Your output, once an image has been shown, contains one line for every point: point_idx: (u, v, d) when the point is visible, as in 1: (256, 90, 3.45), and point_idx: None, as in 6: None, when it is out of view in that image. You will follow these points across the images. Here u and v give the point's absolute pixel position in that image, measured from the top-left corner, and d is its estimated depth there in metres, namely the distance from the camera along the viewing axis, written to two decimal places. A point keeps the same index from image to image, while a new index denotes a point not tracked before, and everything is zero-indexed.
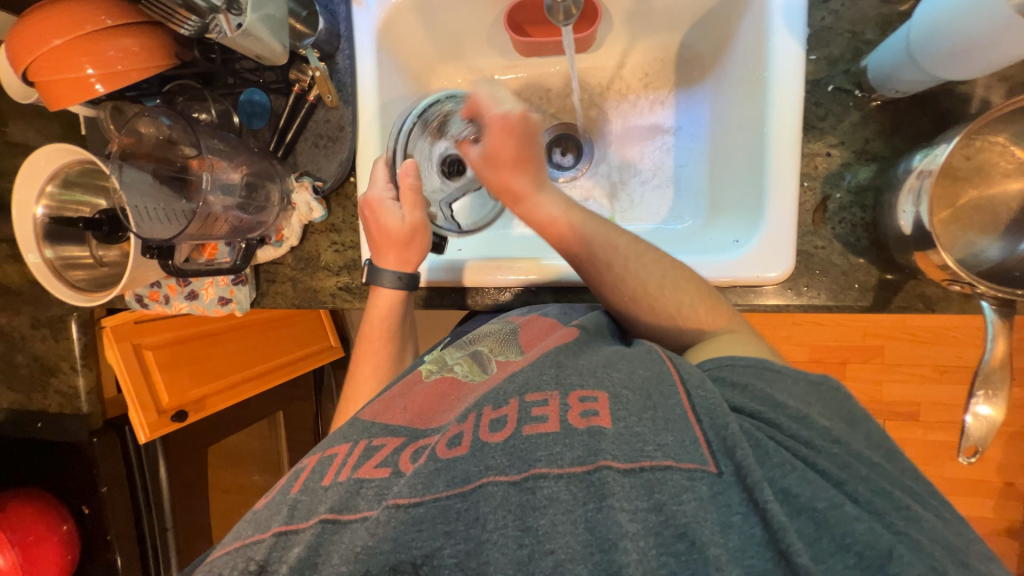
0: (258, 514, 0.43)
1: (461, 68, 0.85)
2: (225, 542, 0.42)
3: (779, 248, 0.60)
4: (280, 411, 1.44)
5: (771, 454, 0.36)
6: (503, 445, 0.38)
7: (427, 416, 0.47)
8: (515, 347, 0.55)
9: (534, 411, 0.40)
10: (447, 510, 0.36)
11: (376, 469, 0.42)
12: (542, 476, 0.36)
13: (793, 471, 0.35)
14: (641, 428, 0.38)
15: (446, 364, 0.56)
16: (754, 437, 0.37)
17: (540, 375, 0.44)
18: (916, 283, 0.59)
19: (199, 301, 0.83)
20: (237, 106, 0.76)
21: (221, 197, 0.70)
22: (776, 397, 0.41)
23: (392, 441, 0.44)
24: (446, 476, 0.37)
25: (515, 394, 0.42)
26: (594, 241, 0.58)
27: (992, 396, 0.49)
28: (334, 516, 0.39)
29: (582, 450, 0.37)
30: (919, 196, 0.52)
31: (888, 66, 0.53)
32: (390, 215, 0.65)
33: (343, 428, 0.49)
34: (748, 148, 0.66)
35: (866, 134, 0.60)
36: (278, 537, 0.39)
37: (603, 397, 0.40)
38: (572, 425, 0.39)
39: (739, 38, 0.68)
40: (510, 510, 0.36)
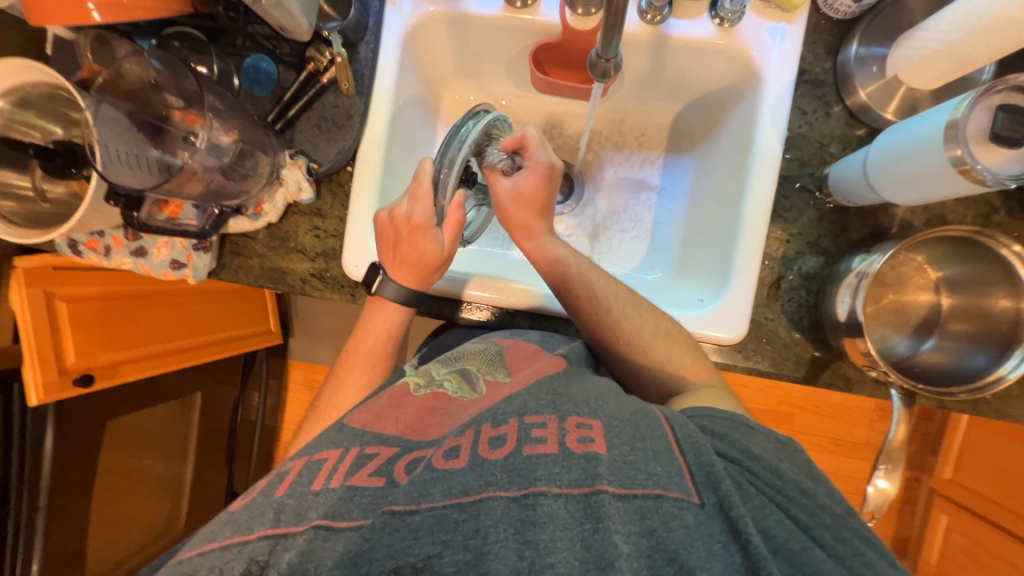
0: (238, 514, 0.43)
1: (474, 86, 0.88)
2: (199, 543, 0.42)
3: (737, 314, 0.67)
4: (198, 392, 1.32)
5: (753, 497, 0.42)
6: (502, 461, 0.41)
7: (421, 429, 0.48)
8: (503, 368, 0.56)
9: (533, 432, 0.43)
10: (444, 519, 0.38)
11: (369, 478, 0.43)
12: (541, 494, 0.39)
13: (771, 514, 0.41)
14: (633, 457, 0.42)
15: (433, 380, 0.56)
16: (736, 481, 0.43)
17: (537, 400, 0.47)
18: (840, 364, 0.68)
19: (146, 259, 0.76)
20: (241, 68, 0.73)
21: (206, 158, 0.66)
22: (751, 448, 0.46)
23: (384, 451, 0.46)
24: (443, 487, 0.40)
25: (515, 415, 0.45)
26: (593, 284, 0.67)
27: (889, 472, 0.58)
28: (328, 522, 0.39)
29: (579, 473, 0.40)
30: (855, 292, 0.61)
31: (847, 180, 0.62)
32: (429, 242, 0.62)
33: (330, 433, 0.49)
34: (721, 221, 0.74)
35: (819, 231, 0.69)
36: (267, 540, 0.40)
37: (598, 426, 0.44)
38: (570, 449, 0.41)
39: (728, 125, 0.76)
40: (510, 524, 0.37)
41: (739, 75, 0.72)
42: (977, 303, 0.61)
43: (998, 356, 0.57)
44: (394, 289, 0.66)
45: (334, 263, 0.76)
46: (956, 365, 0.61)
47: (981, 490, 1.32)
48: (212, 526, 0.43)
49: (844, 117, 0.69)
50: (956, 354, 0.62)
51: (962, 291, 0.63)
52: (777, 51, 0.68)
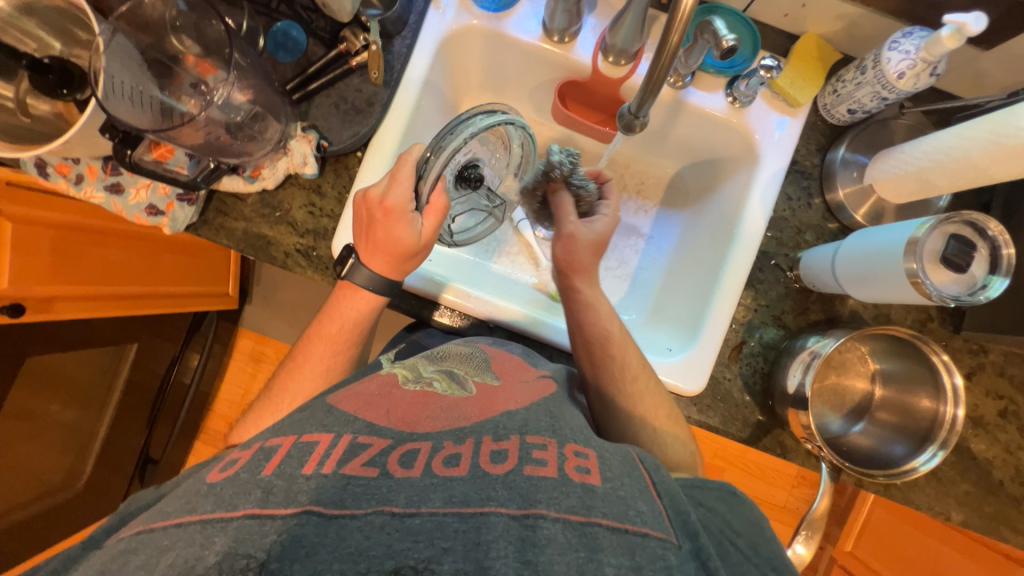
0: (220, 488, 0.43)
1: (494, 103, 0.91)
2: (171, 514, 0.41)
3: (700, 369, 0.72)
4: (134, 344, 1.23)
5: (732, 555, 0.43)
6: (503, 478, 0.43)
7: (412, 421, 0.51)
8: (490, 372, 0.61)
9: (534, 454, 0.46)
10: (443, 526, 0.39)
11: (364, 467, 0.44)
12: (541, 516, 0.40)
13: (743, 575, 0.42)
14: (623, 492, 0.43)
15: (422, 376, 0.60)
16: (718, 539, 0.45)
17: (538, 420, 0.51)
18: (780, 432, 0.73)
19: (120, 197, 0.72)
20: (269, 30, 0.72)
21: (215, 112, 0.64)
22: (732, 520, 0.47)
23: (378, 443, 0.47)
24: (443, 494, 0.41)
25: (517, 432, 0.48)
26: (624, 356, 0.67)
27: (807, 538, 0.63)
28: (321, 509, 0.40)
29: (576, 501, 0.41)
30: (806, 369, 0.67)
31: (816, 267, 0.68)
32: (408, 228, 0.61)
33: (319, 415, 0.51)
34: (699, 280, 0.79)
35: (784, 307, 0.76)
36: (252, 519, 0.39)
37: (593, 457, 0.47)
38: (567, 475, 0.44)
39: (721, 193, 0.83)
40: (510, 542, 0.38)
41: (740, 151, 0.79)
42: (903, 399, 0.68)
43: (914, 449, 0.65)
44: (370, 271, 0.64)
45: (322, 242, 0.75)
46: (879, 451, 0.68)
47: (875, 567, 1.44)
48: (190, 497, 0.43)
49: (822, 210, 0.77)
50: (880, 441, 0.69)
51: (893, 385, 0.70)
52: (777, 137, 0.75)
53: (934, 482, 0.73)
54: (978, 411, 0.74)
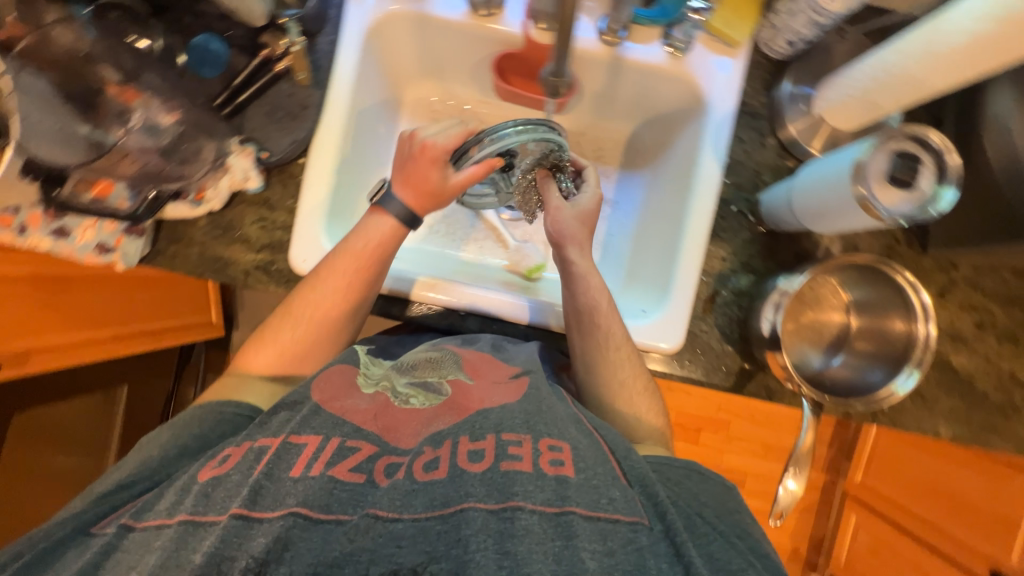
0: (209, 489, 0.47)
1: (437, 88, 0.88)
2: (170, 512, 0.46)
3: (675, 325, 0.72)
4: (125, 386, 1.23)
5: (701, 528, 0.47)
6: (481, 475, 0.44)
7: (395, 431, 0.52)
8: (460, 370, 0.61)
9: (510, 450, 0.47)
10: (426, 529, 0.41)
11: (350, 473, 0.46)
12: (519, 509, 0.42)
13: (716, 543, 0.46)
14: (597, 481, 0.45)
15: (399, 393, 0.57)
16: (685, 512, 0.48)
17: (512, 419, 0.51)
18: (764, 375, 0.74)
19: (69, 241, 0.69)
20: (188, 46, 0.69)
21: (141, 138, 0.63)
22: (696, 493, 0.51)
23: (365, 448, 0.49)
24: (425, 498, 0.43)
25: (493, 430, 0.49)
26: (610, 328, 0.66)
27: (797, 473, 0.64)
28: (307, 512, 0.43)
29: (552, 493, 0.43)
30: (776, 309, 0.67)
31: (777, 205, 0.67)
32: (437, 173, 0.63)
33: (305, 413, 0.53)
34: (665, 236, 0.78)
35: (751, 252, 0.75)
36: (237, 520, 0.42)
37: (568, 449, 0.48)
38: (542, 470, 0.45)
39: (676, 146, 0.81)
40: (489, 535, 0.40)
41: (687, 101, 0.77)
42: (879, 325, 0.68)
43: (891, 373, 0.64)
44: (347, 256, 0.65)
45: (280, 255, 0.73)
46: (857, 380, 0.68)
47: (887, 493, 1.46)
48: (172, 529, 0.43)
49: (776, 149, 0.76)
50: (857, 370, 0.69)
51: (868, 314, 0.70)
52: (721, 81, 0.73)
53: (919, 402, 0.73)
54: (955, 326, 0.74)
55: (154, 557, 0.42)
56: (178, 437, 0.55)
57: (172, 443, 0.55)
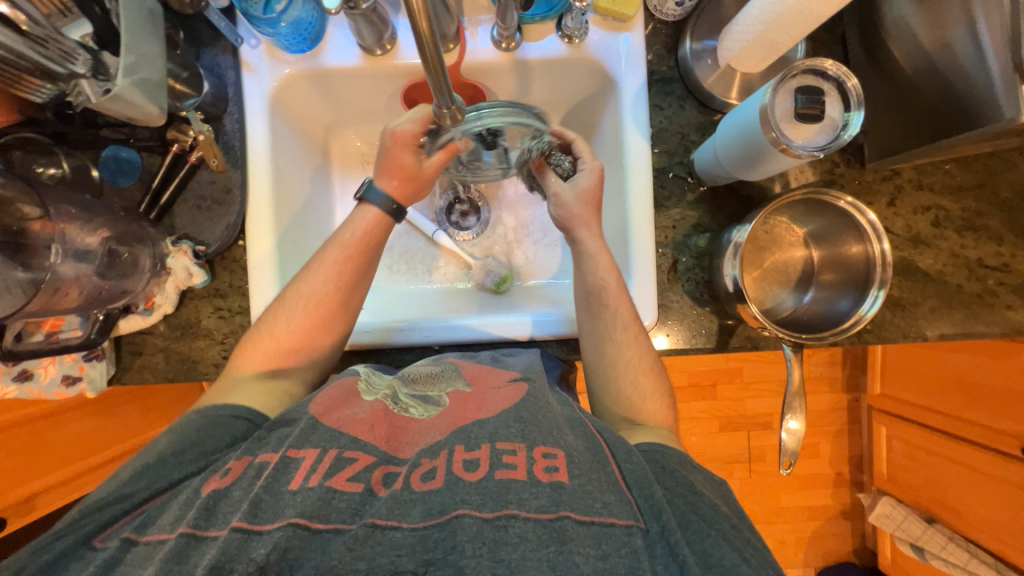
0: (209, 505, 0.47)
1: (359, 131, 0.88)
2: (171, 525, 0.46)
3: (644, 304, 0.72)
4: None
5: (695, 524, 0.47)
6: (475, 483, 0.46)
7: (395, 441, 0.53)
8: (460, 379, 0.62)
9: (504, 458, 0.48)
10: (425, 538, 0.43)
11: (349, 483, 0.47)
12: (512, 516, 0.43)
13: (710, 536, 0.46)
14: (591, 486, 0.47)
15: (399, 402, 0.58)
16: (681, 509, 0.48)
17: (507, 427, 0.52)
18: (744, 327, 0.74)
19: (33, 382, 0.69)
20: (99, 161, 0.69)
21: (75, 266, 0.62)
22: (695, 485, 0.51)
23: (364, 458, 0.50)
24: (422, 507, 0.45)
25: (487, 440, 0.50)
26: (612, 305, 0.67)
27: (795, 413, 0.63)
28: (306, 522, 0.43)
29: (546, 500, 0.45)
30: (735, 261, 0.67)
31: (707, 161, 0.68)
32: (411, 159, 0.67)
33: (303, 430, 0.53)
34: (615, 218, 0.79)
35: (700, 212, 0.75)
36: (238, 534, 0.43)
37: (563, 455, 0.49)
38: (537, 477, 0.47)
39: (602, 127, 0.81)
40: (484, 542, 0.42)
41: (599, 80, 0.77)
42: (838, 254, 0.68)
43: (857, 299, 0.64)
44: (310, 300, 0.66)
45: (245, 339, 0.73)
46: (828, 311, 0.68)
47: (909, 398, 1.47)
48: None
49: (696, 107, 0.76)
50: (827, 302, 0.69)
51: (826, 244, 0.70)
52: (624, 52, 0.74)
53: (899, 311, 0.74)
54: (914, 229, 0.74)
55: (156, 566, 0.42)
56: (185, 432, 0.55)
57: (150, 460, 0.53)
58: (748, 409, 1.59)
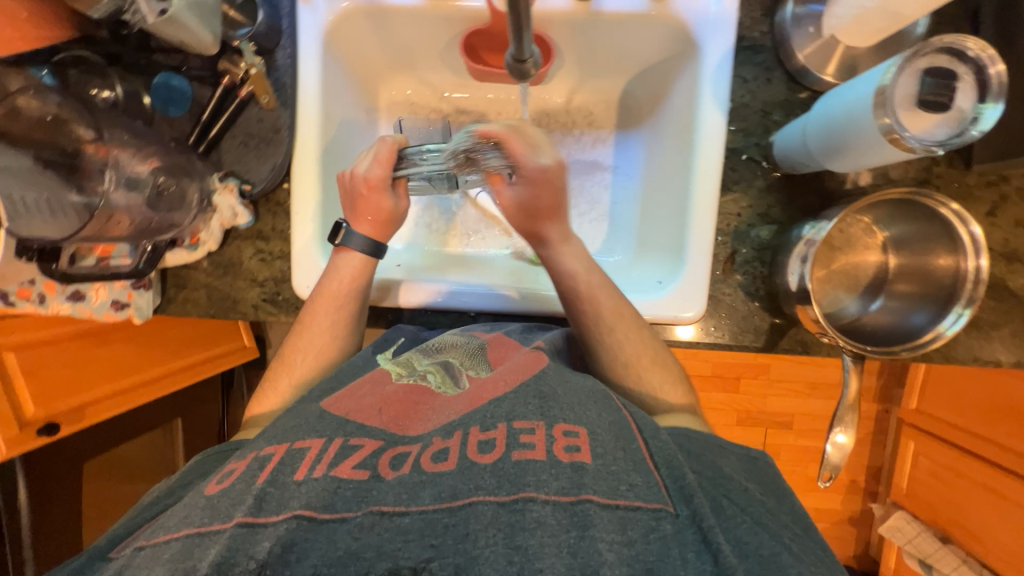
0: (215, 501, 0.43)
1: (411, 79, 0.83)
2: (174, 527, 0.42)
3: (694, 293, 0.68)
4: (180, 418, 1.30)
5: (727, 509, 0.42)
6: (490, 466, 0.42)
7: (404, 422, 0.50)
8: (484, 363, 0.58)
9: (522, 438, 0.44)
10: (434, 523, 0.39)
11: (354, 470, 0.43)
12: (531, 500, 0.39)
13: (745, 524, 0.41)
14: (615, 466, 0.42)
15: (416, 371, 0.58)
16: (712, 493, 0.43)
17: (525, 404, 0.47)
18: (797, 330, 0.69)
19: (85, 303, 0.71)
20: (150, 87, 0.67)
21: (126, 194, 0.63)
22: (724, 469, 0.47)
23: (370, 444, 0.46)
24: (433, 490, 0.41)
25: (504, 419, 0.46)
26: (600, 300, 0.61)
27: (846, 428, 0.61)
28: (311, 513, 0.40)
29: (567, 481, 0.41)
30: (803, 260, 0.62)
31: (790, 147, 0.61)
32: (386, 199, 0.66)
33: (310, 420, 0.50)
34: (673, 198, 0.73)
35: (769, 201, 0.69)
36: (243, 528, 0.40)
37: (584, 433, 0.44)
38: (556, 457, 0.42)
39: (673, 96, 0.75)
40: (500, 528, 0.38)
41: (679, 42, 0.70)
42: (921, 263, 0.62)
43: (936, 314, 0.59)
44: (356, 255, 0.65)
45: (285, 284, 0.73)
46: (899, 324, 0.63)
47: (947, 417, 1.39)
48: None
49: (785, 82, 0.68)
50: (899, 314, 0.64)
51: (908, 252, 0.64)
52: (713, 14, 0.67)
53: (975, 332, 0.68)
54: (1011, 244, 0.67)
55: (161, 567, 0.39)
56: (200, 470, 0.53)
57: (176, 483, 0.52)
58: (768, 408, 1.55)
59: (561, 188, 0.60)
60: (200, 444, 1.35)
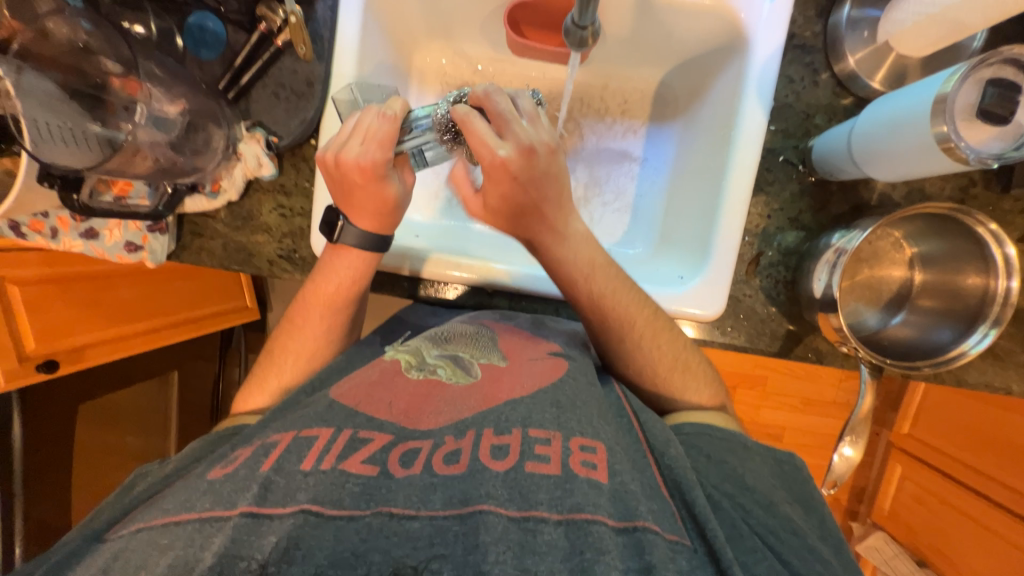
0: (219, 485, 0.38)
1: (446, 48, 0.82)
2: (171, 510, 0.37)
3: (716, 291, 0.67)
4: (176, 370, 1.30)
5: (746, 540, 0.40)
6: (504, 475, 0.38)
7: (415, 415, 0.44)
8: (497, 352, 0.53)
9: (537, 449, 0.40)
10: (444, 531, 0.35)
11: (362, 465, 0.39)
12: (542, 520, 0.35)
13: (763, 561, 0.39)
14: (633, 486, 0.39)
15: (425, 363, 0.51)
16: (729, 519, 0.41)
17: (542, 412, 0.43)
18: (813, 338, 0.69)
19: (98, 241, 0.70)
20: (183, 28, 0.66)
21: (151, 132, 0.62)
22: (746, 479, 0.45)
23: (380, 438, 0.41)
24: (444, 495, 0.37)
25: (519, 424, 0.42)
26: (611, 312, 0.56)
27: (855, 441, 0.61)
28: (319, 508, 0.35)
29: (581, 498, 0.37)
30: (832, 268, 0.61)
31: (832, 150, 0.61)
32: (394, 187, 0.55)
33: (318, 409, 0.45)
34: (703, 194, 0.73)
35: (800, 206, 0.69)
36: (249, 519, 0.35)
37: (602, 450, 0.41)
38: (572, 471, 0.38)
39: (713, 91, 0.74)
40: (510, 546, 0.34)
41: (727, 37, 0.69)
42: (948, 281, 0.63)
43: (962, 333, 0.60)
44: (356, 235, 0.58)
45: (303, 241, 0.72)
46: (921, 339, 0.63)
47: (936, 445, 1.41)
48: None
49: (831, 87, 0.67)
50: (923, 329, 0.64)
51: (934, 269, 0.64)
52: (767, 11, 0.65)
53: (990, 359, 0.68)
54: None
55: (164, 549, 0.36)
56: (195, 457, 0.48)
57: (172, 467, 0.47)
58: (761, 419, 1.53)
59: (542, 177, 0.51)
60: (193, 401, 1.35)
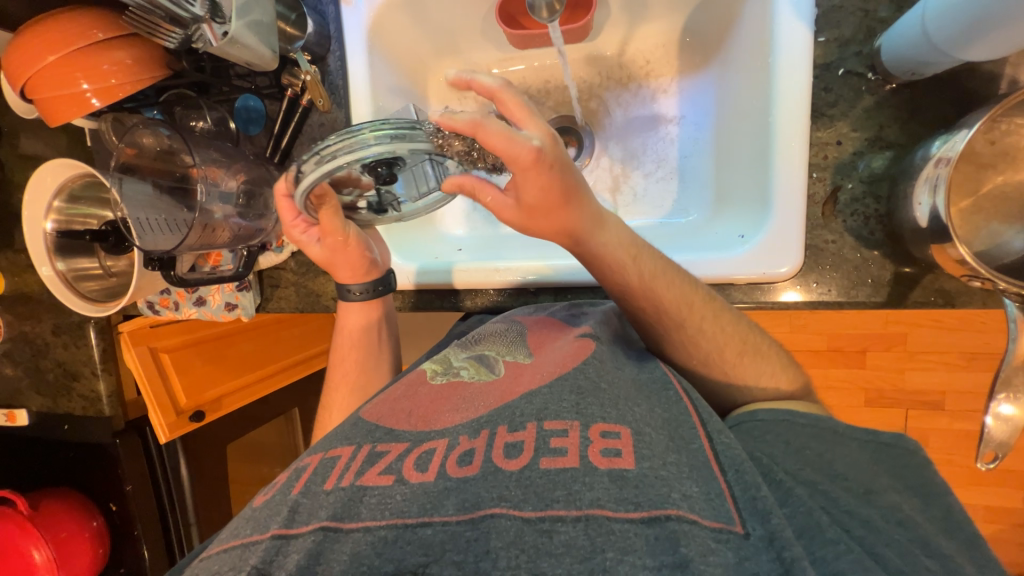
0: (259, 512, 0.41)
1: (456, 63, 0.83)
2: (223, 540, 0.40)
3: (788, 243, 0.58)
4: (297, 407, 1.45)
5: (825, 530, 0.34)
6: (518, 475, 0.36)
7: (432, 418, 0.44)
8: (523, 347, 0.52)
9: (552, 442, 0.38)
10: (456, 537, 0.34)
11: (379, 476, 0.39)
12: (558, 519, 0.33)
13: (848, 553, 0.33)
14: (666, 471, 0.36)
15: (451, 367, 0.51)
16: (804, 509, 0.36)
17: (560, 401, 0.41)
18: (935, 277, 0.56)
19: (207, 306, 0.83)
20: (234, 112, 0.76)
21: (221, 206, 0.71)
22: (833, 463, 0.40)
23: (395, 447, 0.41)
24: (456, 499, 0.35)
25: (533, 417, 0.40)
26: (663, 282, 0.50)
27: (1016, 397, 0.47)
28: (335, 524, 0.36)
29: (601, 493, 0.34)
30: (935, 185, 0.48)
31: (906, 47, 0.50)
32: (312, 246, 0.65)
33: (345, 429, 0.47)
34: (754, 137, 0.63)
35: (880, 120, 0.56)
36: (277, 540, 0.37)
37: (626, 434, 0.38)
38: (591, 463, 0.36)
39: (743, 21, 0.65)
40: (523, 551, 0.32)
41: None
42: None
43: None
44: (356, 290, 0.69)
45: None
46: None
47: None
48: None
49: None
50: None
51: None
52: None
53: None
54: None
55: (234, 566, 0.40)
56: None
57: None
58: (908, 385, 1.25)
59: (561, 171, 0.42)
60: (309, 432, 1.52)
